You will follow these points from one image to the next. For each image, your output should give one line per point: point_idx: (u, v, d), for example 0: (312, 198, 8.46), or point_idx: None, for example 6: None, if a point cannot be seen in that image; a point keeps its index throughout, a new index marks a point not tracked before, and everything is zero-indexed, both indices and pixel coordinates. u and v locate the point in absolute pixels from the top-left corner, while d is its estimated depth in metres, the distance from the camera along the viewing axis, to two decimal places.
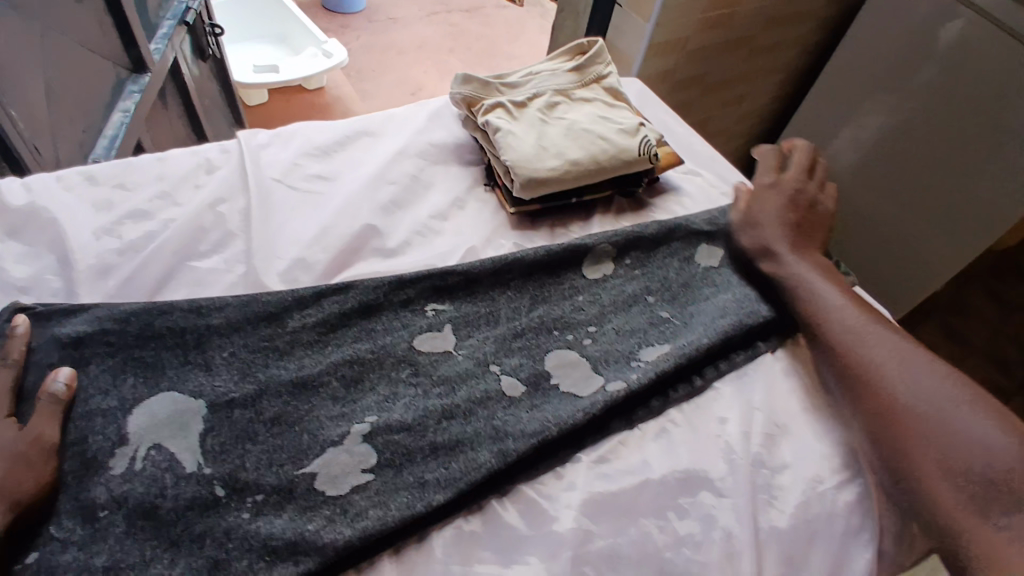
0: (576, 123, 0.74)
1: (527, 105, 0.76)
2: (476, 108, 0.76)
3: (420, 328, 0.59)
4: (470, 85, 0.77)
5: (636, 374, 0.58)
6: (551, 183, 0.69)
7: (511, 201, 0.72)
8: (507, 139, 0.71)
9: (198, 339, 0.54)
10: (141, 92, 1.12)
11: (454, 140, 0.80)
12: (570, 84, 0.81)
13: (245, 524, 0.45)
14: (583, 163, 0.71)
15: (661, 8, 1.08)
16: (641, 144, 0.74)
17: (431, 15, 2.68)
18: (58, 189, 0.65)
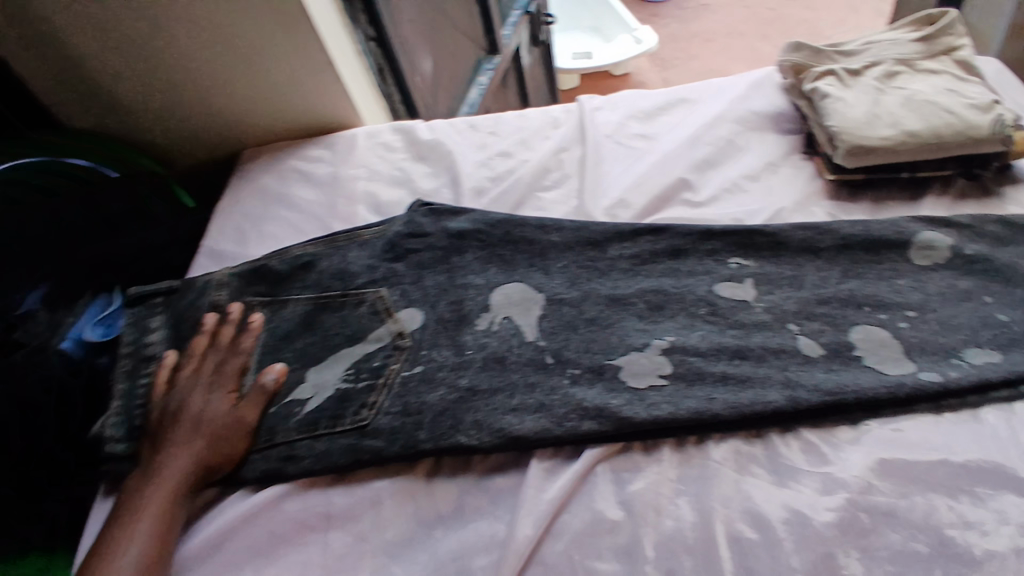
0: (918, 94, 0.71)
1: (860, 75, 0.75)
2: (805, 75, 0.78)
3: (723, 276, 0.65)
4: (800, 53, 0.80)
5: (957, 374, 0.55)
6: (881, 154, 0.68)
7: (831, 167, 0.73)
8: (835, 105, 0.71)
9: (542, 250, 0.69)
10: (490, 70, 1.52)
11: (773, 109, 0.83)
12: (912, 54, 0.77)
13: (565, 388, 0.58)
14: (921, 135, 0.67)
15: None
16: (994, 122, 0.67)
17: (746, 1, 2.59)
18: (453, 133, 0.89)
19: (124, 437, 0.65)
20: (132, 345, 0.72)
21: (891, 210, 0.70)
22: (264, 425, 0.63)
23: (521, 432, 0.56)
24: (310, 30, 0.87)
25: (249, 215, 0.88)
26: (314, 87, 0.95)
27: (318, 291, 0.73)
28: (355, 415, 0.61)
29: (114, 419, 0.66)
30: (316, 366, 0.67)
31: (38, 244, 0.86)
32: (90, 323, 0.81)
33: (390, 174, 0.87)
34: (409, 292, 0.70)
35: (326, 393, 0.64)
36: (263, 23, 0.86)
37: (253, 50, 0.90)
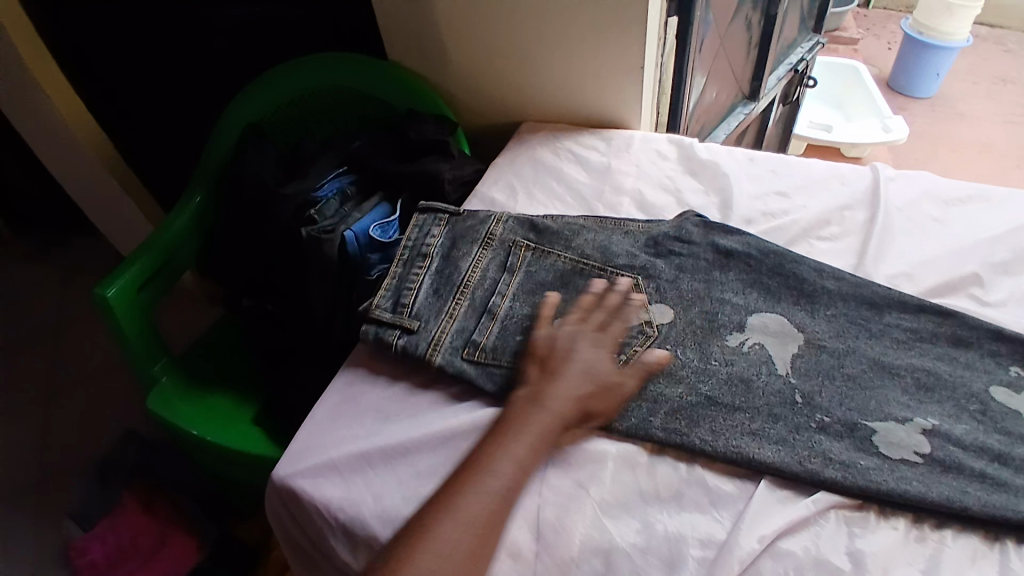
0: None
1: None
2: None
3: (998, 380, 0.62)
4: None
5: None
6: None
7: None
8: None
9: (812, 291, 0.70)
10: (745, 113, 1.61)
11: None
12: None
13: (812, 433, 0.58)
14: None
15: None
16: None
17: (1012, 121, 2.34)
18: (732, 162, 0.95)
19: (391, 308, 0.73)
20: (412, 245, 0.79)
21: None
22: (511, 347, 0.69)
23: (760, 459, 0.57)
24: (638, 34, 0.97)
25: (524, 175, 0.98)
26: (613, 87, 1.05)
27: (578, 254, 0.77)
28: (598, 376, 0.65)
29: (386, 300, 0.74)
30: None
31: (359, 156, 1.01)
32: (371, 221, 0.91)
33: (659, 177, 0.95)
34: (664, 289, 0.72)
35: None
36: (598, 18, 0.97)
37: (569, 40, 1.02)
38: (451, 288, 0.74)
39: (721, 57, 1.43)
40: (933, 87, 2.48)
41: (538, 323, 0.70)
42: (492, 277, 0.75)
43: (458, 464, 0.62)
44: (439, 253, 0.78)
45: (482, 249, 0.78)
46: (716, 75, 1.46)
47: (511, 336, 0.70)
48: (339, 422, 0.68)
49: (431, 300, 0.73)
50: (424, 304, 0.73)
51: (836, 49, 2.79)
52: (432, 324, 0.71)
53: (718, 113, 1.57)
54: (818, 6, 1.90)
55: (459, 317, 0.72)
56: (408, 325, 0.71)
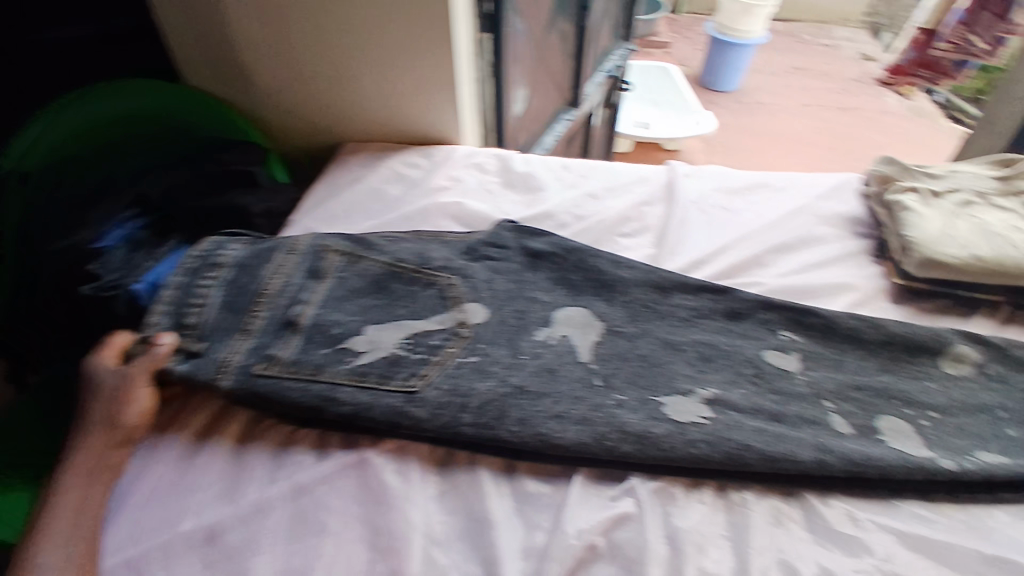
0: (988, 224, 0.82)
1: (940, 196, 0.87)
2: (890, 185, 0.91)
3: (772, 344, 0.71)
4: (889, 166, 0.94)
5: (969, 466, 0.60)
6: (953, 268, 0.77)
7: (899, 273, 0.82)
8: (912, 218, 0.82)
9: (610, 282, 0.76)
10: (570, 117, 1.74)
11: (850, 213, 0.95)
12: (991, 189, 0.90)
13: (610, 408, 0.63)
14: (988, 262, 0.77)
15: None
16: None
17: (806, 107, 2.72)
18: (545, 168, 1.02)
19: (178, 327, 0.68)
20: (202, 254, 0.75)
21: (947, 317, 0.79)
22: (314, 362, 0.66)
23: (562, 442, 0.60)
24: (446, 53, 1.00)
25: (342, 199, 0.97)
26: (431, 104, 1.08)
27: (392, 259, 0.78)
28: (404, 380, 0.65)
29: (165, 307, 0.69)
30: (375, 324, 0.71)
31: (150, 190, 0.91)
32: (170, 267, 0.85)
33: (479, 189, 0.98)
34: (479, 287, 0.75)
35: (382, 352, 0.68)
36: (407, 36, 0.99)
37: (380, 55, 1.02)
38: (247, 298, 0.71)
39: (539, 67, 1.51)
40: (733, 81, 2.82)
41: (348, 334, 0.69)
42: (294, 283, 0.73)
43: (278, 531, 0.58)
44: (234, 262, 0.74)
45: (287, 254, 0.75)
46: (537, 85, 1.54)
47: (316, 352, 0.67)
48: (172, 499, 0.61)
49: (223, 312, 0.70)
50: (214, 318, 0.69)
51: (652, 53, 3.07)
52: (221, 347, 0.67)
53: (546, 119, 1.68)
54: (626, 16, 2.08)
55: (256, 333, 0.68)
56: (194, 349, 0.67)
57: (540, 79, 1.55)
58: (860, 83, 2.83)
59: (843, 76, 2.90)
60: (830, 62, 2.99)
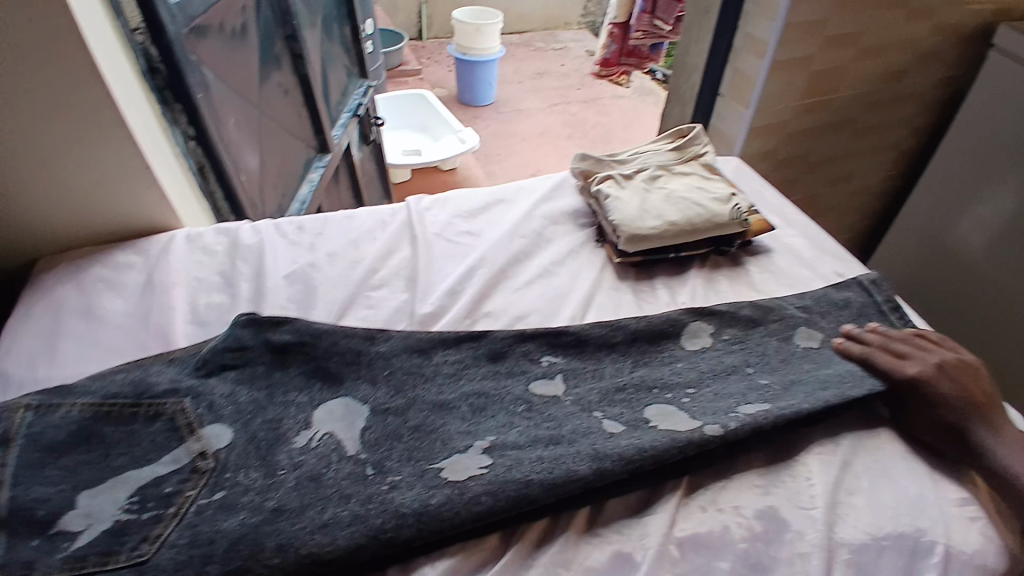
0: (675, 192, 0.88)
1: (633, 178, 0.93)
2: (590, 179, 0.95)
3: (535, 375, 0.69)
4: (585, 162, 0.97)
5: (733, 422, 0.62)
6: (653, 239, 0.83)
7: (617, 253, 0.86)
8: (615, 203, 0.86)
9: (367, 360, 0.70)
10: (324, 166, 1.68)
11: (573, 207, 0.97)
12: (671, 160, 0.97)
13: (383, 493, 0.55)
14: (680, 224, 0.84)
15: (758, 96, 1.33)
16: (732, 211, 0.86)
17: (552, 106, 2.94)
18: (278, 237, 0.93)
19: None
20: None
21: (663, 281, 0.85)
22: (17, 562, 0.51)
23: (333, 553, 0.50)
24: (128, 136, 0.86)
25: (43, 329, 0.79)
26: (129, 191, 0.92)
27: (101, 396, 0.64)
28: (132, 549, 0.51)
29: None
30: (89, 489, 0.57)
31: None
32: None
33: (210, 282, 0.86)
34: (218, 405, 0.64)
35: (102, 526, 0.54)
36: (72, 127, 0.83)
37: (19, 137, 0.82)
38: None
39: (267, 125, 1.41)
40: (490, 94, 2.95)
41: (54, 514, 0.54)
42: None
43: None
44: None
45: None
46: (271, 142, 1.43)
47: (22, 546, 0.52)
48: None
49: None
50: None
51: (404, 82, 3.10)
52: None
53: (297, 172, 1.58)
54: (355, 53, 2.05)
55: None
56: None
57: (273, 136, 1.44)
58: (591, 76, 3.15)
59: (576, 74, 3.21)
60: (563, 63, 3.31)
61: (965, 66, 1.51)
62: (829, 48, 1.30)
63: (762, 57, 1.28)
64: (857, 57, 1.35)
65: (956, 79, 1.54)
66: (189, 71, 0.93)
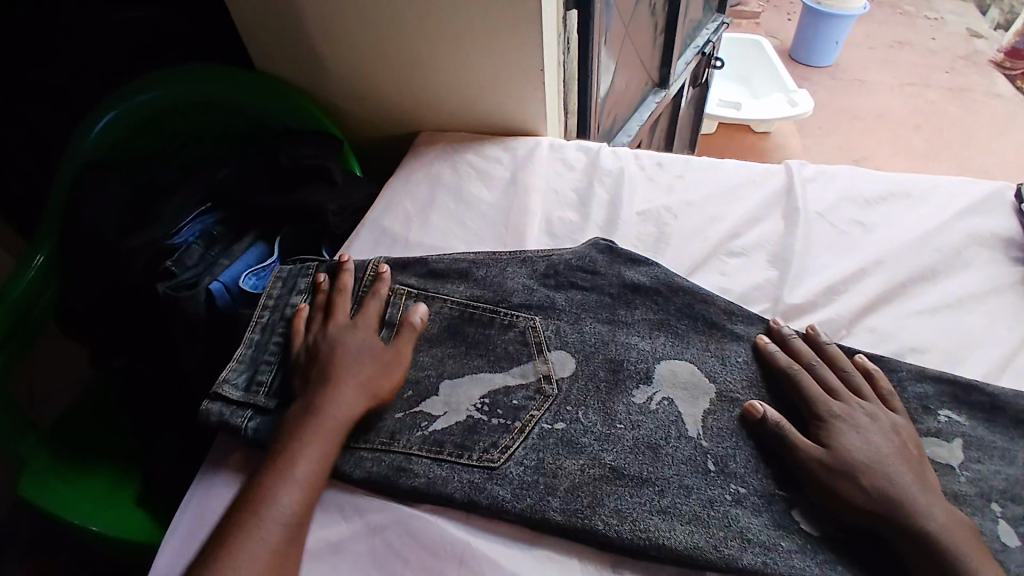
0: None
1: None
2: None
3: (927, 428, 0.57)
4: None
5: None
6: None
7: None
8: None
9: (720, 335, 0.64)
10: (657, 100, 1.58)
11: (1008, 231, 0.75)
12: None
13: (727, 504, 0.52)
14: None
15: None
16: None
17: (904, 86, 2.39)
18: (637, 168, 0.88)
19: (242, 385, 0.62)
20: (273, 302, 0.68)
21: None
22: (388, 429, 0.58)
23: (669, 543, 0.49)
24: (535, 42, 0.86)
25: (420, 198, 0.86)
26: (515, 92, 0.94)
27: (466, 295, 0.69)
28: (483, 453, 0.56)
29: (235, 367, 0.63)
30: (451, 379, 0.62)
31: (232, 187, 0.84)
32: (243, 268, 0.77)
33: (565, 196, 0.85)
34: (564, 332, 0.66)
35: (456, 417, 0.59)
36: (495, 23, 0.85)
37: (449, 26, 0.88)
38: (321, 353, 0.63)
39: (628, 45, 1.36)
40: (831, 56, 2.52)
41: (422, 397, 0.61)
42: None
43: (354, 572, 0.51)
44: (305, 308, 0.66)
45: (358, 294, 0.67)
46: (624, 63, 1.38)
47: (389, 416, 0.59)
48: None
49: (294, 373, 0.62)
50: (285, 378, 0.62)
51: (739, 23, 2.80)
52: (293, 408, 0.60)
53: (632, 102, 1.53)
54: None
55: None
56: (263, 404, 0.61)
57: (628, 58, 1.39)
58: (975, 59, 2.46)
59: (946, 53, 2.52)
60: (936, 36, 2.61)
61: None
62: None
63: None
64: None
65: None
66: None
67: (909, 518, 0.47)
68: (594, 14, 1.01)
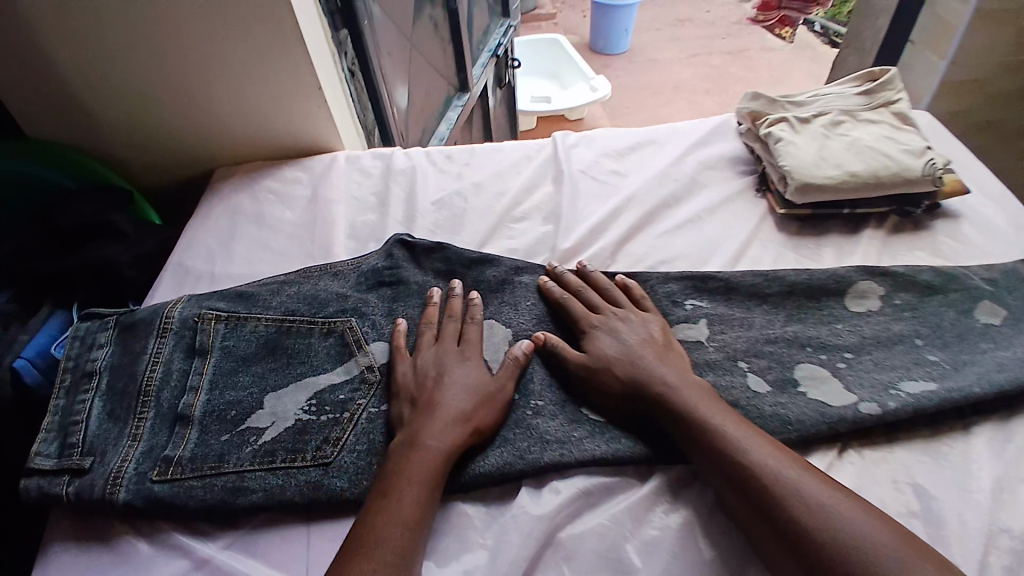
0: (860, 140, 0.79)
1: (811, 121, 0.83)
2: (759, 122, 0.86)
3: (679, 318, 0.68)
4: (757, 102, 0.88)
5: (893, 404, 0.57)
6: (828, 190, 0.75)
7: (781, 203, 0.79)
8: (787, 148, 0.79)
9: (511, 288, 0.73)
10: (461, 105, 1.68)
11: (732, 153, 0.90)
12: (857, 106, 0.85)
13: (529, 418, 0.60)
14: (863, 175, 0.75)
15: (956, 49, 1.10)
16: (926, 165, 0.75)
17: (692, 57, 2.74)
18: (428, 163, 0.96)
19: (55, 453, 0.60)
20: (73, 362, 0.67)
21: (832, 238, 0.77)
22: (214, 452, 0.60)
23: (482, 466, 0.56)
24: (303, 54, 0.89)
25: (220, 231, 0.87)
26: (301, 108, 0.96)
27: (281, 311, 0.72)
28: (317, 451, 0.60)
29: (44, 439, 0.61)
30: (274, 392, 0.65)
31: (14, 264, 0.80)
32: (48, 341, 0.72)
33: (365, 201, 0.90)
34: (380, 324, 0.71)
35: (285, 424, 0.63)
36: (259, 44, 0.88)
37: (219, 61, 0.89)
38: (132, 398, 0.64)
39: (414, 59, 1.44)
40: (626, 42, 2.80)
41: (247, 413, 0.64)
42: (180, 368, 0.66)
43: None
44: (105, 366, 0.66)
45: (160, 338, 0.67)
46: (416, 75, 1.46)
47: (214, 440, 0.61)
48: None
49: (107, 425, 0.62)
50: (97, 433, 0.61)
51: (539, 28, 3.03)
52: (112, 457, 0.60)
53: (437, 106, 1.62)
54: None
55: (145, 436, 0.61)
56: (78, 465, 0.59)
57: (419, 69, 1.47)
58: (738, 27, 2.87)
59: (722, 24, 2.91)
60: (708, 10, 3.03)
61: None
62: None
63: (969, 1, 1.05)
64: None
65: None
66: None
67: (657, 387, 0.57)
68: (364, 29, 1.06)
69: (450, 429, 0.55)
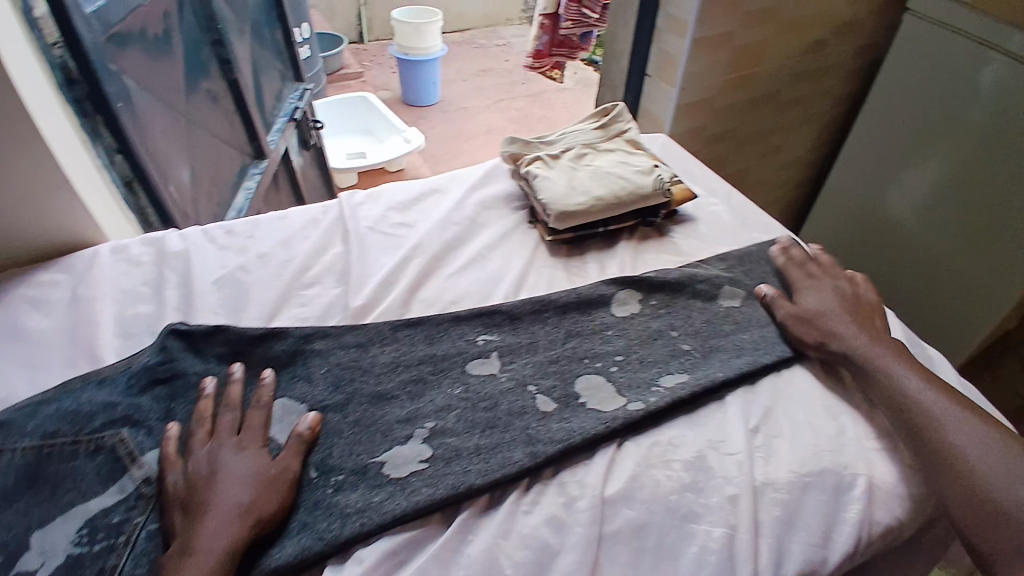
0: (600, 168, 0.89)
1: (560, 157, 0.92)
2: (519, 162, 0.94)
3: (473, 355, 0.71)
4: (515, 145, 0.96)
5: (655, 398, 0.65)
6: (580, 215, 0.84)
7: (548, 231, 0.87)
8: (543, 183, 0.87)
9: (305, 359, 0.71)
10: (259, 172, 1.60)
11: (505, 192, 0.97)
12: (595, 139, 0.97)
13: (328, 497, 0.58)
14: (606, 198, 0.85)
15: (684, 75, 1.24)
16: (654, 181, 0.87)
17: (497, 102, 2.92)
18: (206, 241, 0.90)
19: None
20: None
21: (594, 254, 0.87)
22: None
23: (277, 562, 0.53)
24: (42, 145, 0.80)
25: None
26: (49, 203, 0.86)
27: (38, 435, 0.62)
28: None
29: None
30: (39, 528, 0.56)
31: None
32: None
33: (136, 292, 0.83)
34: (158, 430, 0.65)
35: (54, 562, 0.54)
36: None
37: None
38: None
39: (196, 134, 1.35)
40: (435, 93, 2.90)
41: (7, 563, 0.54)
42: None
43: None
44: None
45: None
46: (197, 152, 1.35)
47: None
48: None
49: None
50: None
51: (347, 86, 3.04)
52: None
53: (232, 175, 1.52)
54: (291, 54, 1.95)
55: None
56: None
57: (203, 142, 1.38)
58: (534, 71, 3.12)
59: (520, 70, 3.16)
60: (507, 59, 3.27)
61: (883, 41, 1.50)
62: (750, 24, 1.22)
63: (684, 35, 1.19)
64: (778, 32, 1.28)
65: (878, 51, 1.52)
66: (108, 77, 0.89)
67: None
68: (121, 115, 0.92)
69: (230, 523, 0.53)
